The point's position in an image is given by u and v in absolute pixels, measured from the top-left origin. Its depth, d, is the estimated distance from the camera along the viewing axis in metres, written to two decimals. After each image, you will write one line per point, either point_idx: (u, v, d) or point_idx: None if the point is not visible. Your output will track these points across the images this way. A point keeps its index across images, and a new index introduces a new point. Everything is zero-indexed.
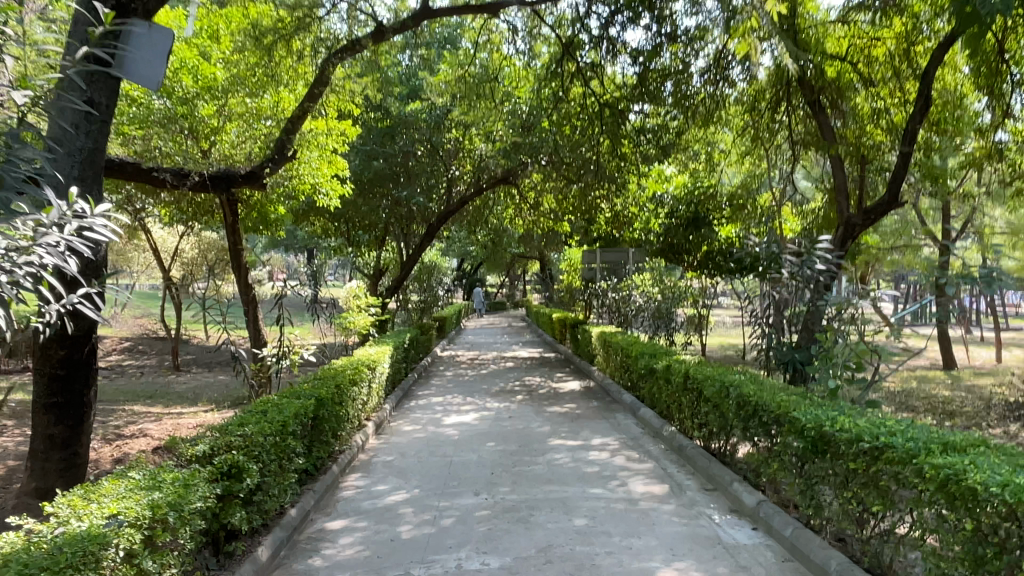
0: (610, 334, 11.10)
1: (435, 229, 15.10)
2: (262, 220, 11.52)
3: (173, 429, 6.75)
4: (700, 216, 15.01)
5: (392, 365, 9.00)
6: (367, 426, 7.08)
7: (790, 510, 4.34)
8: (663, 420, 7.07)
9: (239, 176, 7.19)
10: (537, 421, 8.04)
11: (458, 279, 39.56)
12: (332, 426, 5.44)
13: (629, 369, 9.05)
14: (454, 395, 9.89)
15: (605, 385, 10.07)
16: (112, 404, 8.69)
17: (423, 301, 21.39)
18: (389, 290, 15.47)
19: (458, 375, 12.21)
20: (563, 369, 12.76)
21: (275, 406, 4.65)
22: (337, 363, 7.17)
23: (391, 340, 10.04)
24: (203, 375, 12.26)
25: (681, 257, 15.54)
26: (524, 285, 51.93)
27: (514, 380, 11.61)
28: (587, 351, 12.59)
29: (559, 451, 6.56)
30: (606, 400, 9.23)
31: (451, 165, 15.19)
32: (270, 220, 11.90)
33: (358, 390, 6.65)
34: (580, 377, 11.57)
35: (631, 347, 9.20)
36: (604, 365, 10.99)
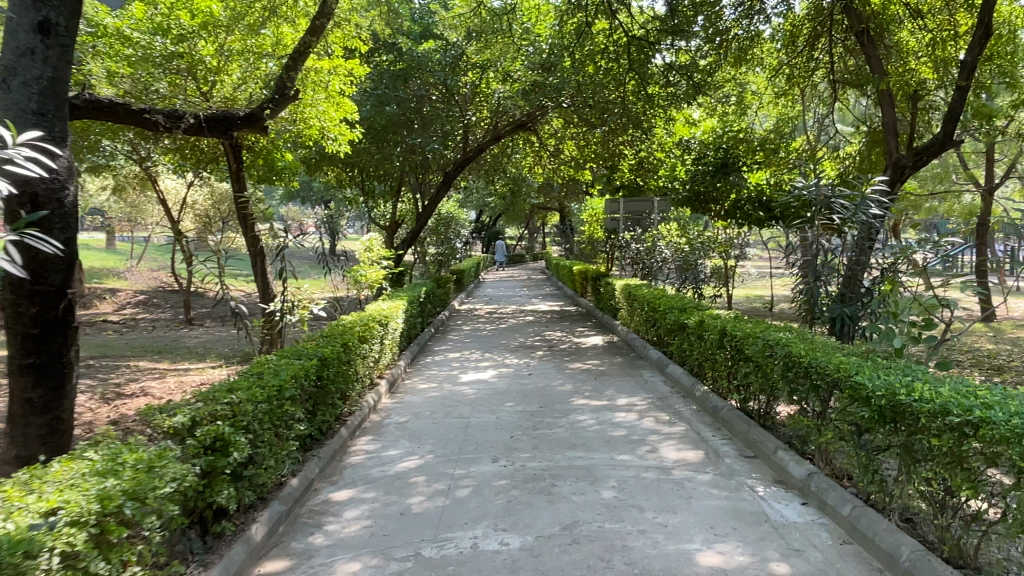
0: (634, 286, 10.59)
1: (452, 177, 14.55)
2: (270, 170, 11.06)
3: (175, 388, 6.41)
4: (729, 162, 14.99)
5: (406, 320, 8.59)
6: (378, 385, 6.69)
7: (845, 484, 3.86)
8: (694, 378, 6.61)
9: (239, 119, 6.68)
10: (558, 378, 7.61)
11: (476, 231, 39.02)
12: (338, 387, 5.03)
13: (656, 324, 8.57)
14: (471, 351, 9.48)
15: (629, 339, 9.61)
16: (118, 360, 8.40)
17: (440, 253, 20.95)
18: (404, 241, 14.96)
19: (476, 330, 11.81)
20: (585, 323, 12.31)
21: (273, 367, 4.22)
22: (346, 318, 6.76)
23: (405, 294, 9.62)
24: (215, 330, 11.98)
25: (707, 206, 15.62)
26: (543, 237, 51.28)
27: (533, 334, 11.18)
28: (609, 304, 12.11)
29: (583, 411, 6.13)
30: (632, 356, 8.78)
31: (468, 110, 14.54)
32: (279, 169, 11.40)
33: (368, 348, 6.23)
34: (603, 331, 11.12)
35: (658, 301, 8.69)
36: (627, 319, 10.51)
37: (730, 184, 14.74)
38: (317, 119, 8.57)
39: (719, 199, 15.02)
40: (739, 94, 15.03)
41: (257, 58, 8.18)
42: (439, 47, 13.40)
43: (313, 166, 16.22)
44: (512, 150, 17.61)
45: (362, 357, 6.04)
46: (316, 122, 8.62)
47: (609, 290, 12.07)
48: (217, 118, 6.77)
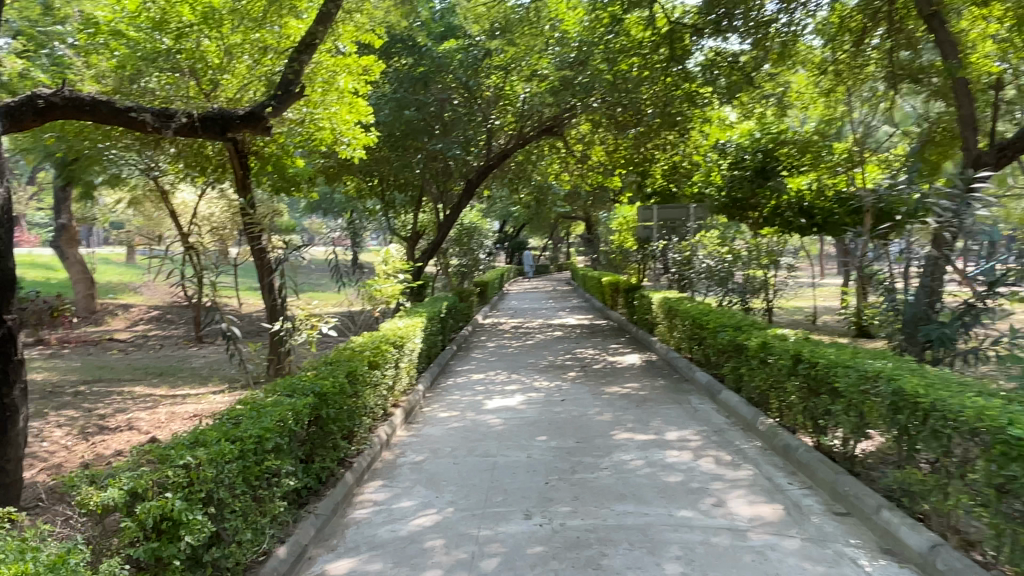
0: (674, 299, 9.69)
1: (474, 185, 13.84)
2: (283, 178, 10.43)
3: (163, 422, 5.69)
4: (770, 166, 14.12)
5: (425, 338, 7.81)
6: (393, 415, 5.90)
7: (986, 564, 2.99)
8: (755, 408, 5.74)
9: (238, 118, 5.98)
10: (595, 405, 6.77)
11: (500, 242, 38.42)
12: (342, 426, 4.23)
13: (703, 342, 7.67)
14: (497, 372, 8.67)
15: (670, 359, 8.73)
16: (114, 384, 7.76)
17: (463, 265, 20.20)
18: (424, 254, 14.20)
19: (501, 347, 10.99)
20: (619, 340, 11.43)
21: (256, 411, 3.44)
22: (356, 340, 5.99)
23: (424, 310, 8.85)
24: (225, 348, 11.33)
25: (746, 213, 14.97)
26: (568, 247, 50.48)
27: (564, 351, 10.33)
28: (645, 318, 11.24)
29: (628, 448, 5.27)
30: (675, 378, 7.89)
31: (492, 114, 13.82)
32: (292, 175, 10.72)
33: (379, 374, 5.44)
34: (640, 348, 10.26)
35: (705, 317, 7.79)
36: (667, 336, 9.60)
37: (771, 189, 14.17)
38: (329, 121, 7.81)
39: (758, 206, 14.66)
40: (782, 93, 13.92)
41: (262, 51, 7.59)
42: (460, 46, 12.70)
43: (332, 174, 15.62)
44: (537, 157, 16.90)
45: (372, 386, 5.23)
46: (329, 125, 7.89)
47: (645, 303, 11.18)
48: (212, 118, 6.03)
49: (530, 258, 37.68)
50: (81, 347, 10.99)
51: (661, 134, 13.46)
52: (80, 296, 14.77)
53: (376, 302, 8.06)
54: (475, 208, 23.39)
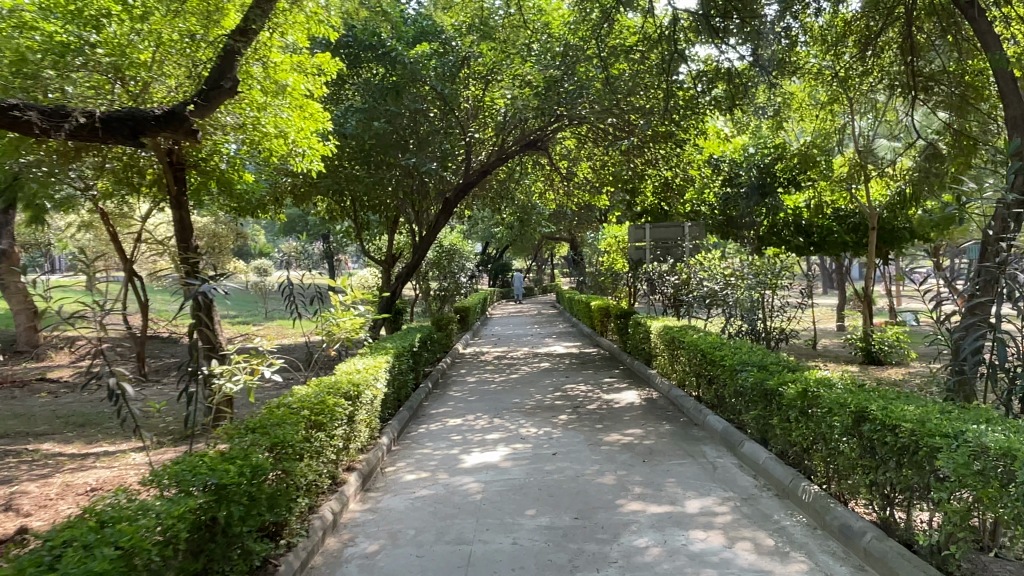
0: (676, 329, 8.61)
1: (452, 203, 12.77)
2: (232, 194, 9.26)
3: (47, 502, 4.46)
4: (768, 183, 13.68)
5: (390, 380, 6.66)
6: (343, 487, 4.71)
7: None
8: (794, 471, 4.67)
9: (152, 119, 4.89)
10: (593, 461, 5.64)
11: (483, 264, 37.30)
12: (259, 526, 3.07)
13: (715, 379, 6.59)
14: (476, 416, 7.50)
15: (674, 397, 7.64)
16: (20, 440, 6.50)
17: (443, 289, 19.03)
18: (398, 279, 13.08)
19: (482, 382, 9.83)
20: (612, 372, 10.33)
21: (104, 530, 2.28)
22: (298, 389, 4.82)
23: (392, 345, 7.67)
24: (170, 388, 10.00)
25: (741, 232, 14.45)
26: (553, 269, 49.38)
27: (553, 387, 9.20)
28: (641, 348, 10.15)
29: (640, 528, 4.14)
30: (684, 424, 6.79)
31: (470, 128, 12.85)
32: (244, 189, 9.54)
33: (323, 438, 4.29)
34: (637, 382, 9.16)
35: (715, 350, 6.70)
36: (669, 370, 8.51)
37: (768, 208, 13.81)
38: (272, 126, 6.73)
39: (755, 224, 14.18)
40: (781, 103, 13.04)
41: (188, 41, 6.65)
42: (434, 50, 11.69)
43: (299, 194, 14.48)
44: (520, 174, 15.94)
45: (309, 457, 4.05)
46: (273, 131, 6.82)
47: (641, 331, 10.10)
48: (116, 117, 4.82)
49: (516, 280, 36.60)
50: (4, 391, 9.66)
51: (654, 147, 12.52)
52: (21, 328, 13.42)
53: (335, 340, 6.86)
54: (456, 229, 22.27)
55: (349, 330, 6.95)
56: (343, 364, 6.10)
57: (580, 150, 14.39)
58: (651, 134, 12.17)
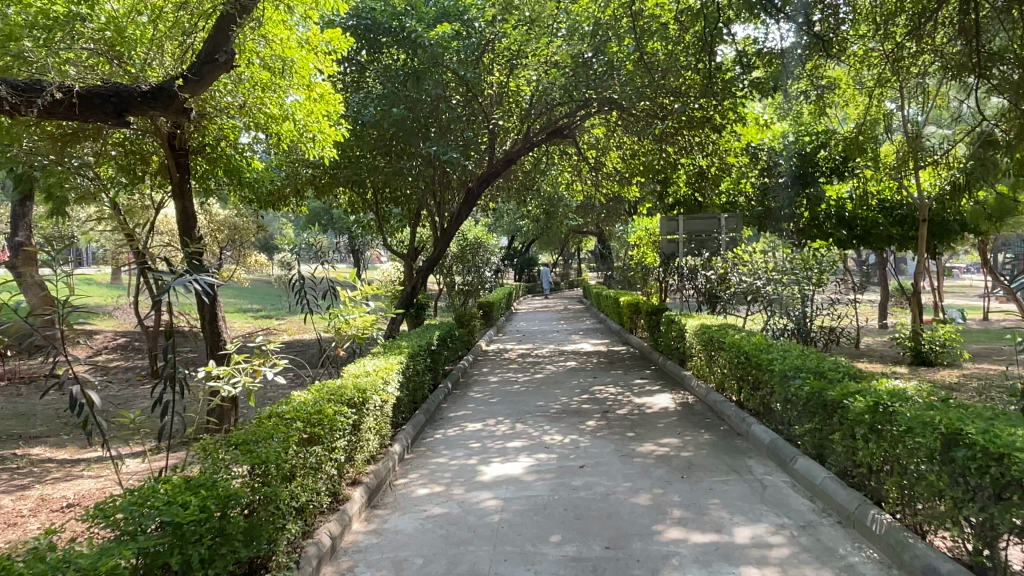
0: (714, 328, 7.98)
1: (475, 194, 12.25)
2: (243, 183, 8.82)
3: (17, 521, 4.00)
4: None
5: (404, 382, 6.13)
6: (345, 506, 4.19)
7: None
8: (861, 497, 4.04)
9: (139, 95, 4.47)
10: (626, 476, 5.05)
11: (508, 258, 36.77)
12: (229, 567, 2.57)
13: (760, 385, 5.97)
14: (498, 421, 6.94)
15: (714, 403, 7.01)
16: (13, 444, 6.11)
17: (466, 284, 18.53)
18: (418, 273, 12.61)
19: (504, 382, 9.28)
20: (643, 372, 9.70)
21: None
22: (296, 396, 4.31)
23: (407, 343, 7.17)
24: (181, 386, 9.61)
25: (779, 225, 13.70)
26: (580, 264, 48.72)
27: (580, 388, 8.61)
28: (674, 348, 9.54)
29: (683, 563, 3.56)
30: (725, 434, 6.18)
31: (494, 115, 12.31)
32: (254, 177, 9.10)
33: (319, 453, 3.77)
34: (671, 385, 8.54)
35: (760, 352, 6.08)
36: (706, 373, 7.89)
37: (810, 198, 13.50)
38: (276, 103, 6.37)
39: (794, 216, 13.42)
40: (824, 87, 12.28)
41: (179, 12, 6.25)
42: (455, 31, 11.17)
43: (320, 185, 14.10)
44: (546, 164, 15.37)
45: (301, 475, 3.53)
46: (277, 108, 6.45)
47: (674, 329, 9.48)
48: (98, 92, 4.40)
49: (543, 275, 35.97)
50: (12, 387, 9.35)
51: (688, 133, 11.85)
52: None
53: (346, 338, 6.38)
54: (480, 222, 21.78)
55: (361, 326, 6.44)
56: (351, 365, 5.58)
57: (610, 138, 13.77)
58: (686, 119, 11.51)
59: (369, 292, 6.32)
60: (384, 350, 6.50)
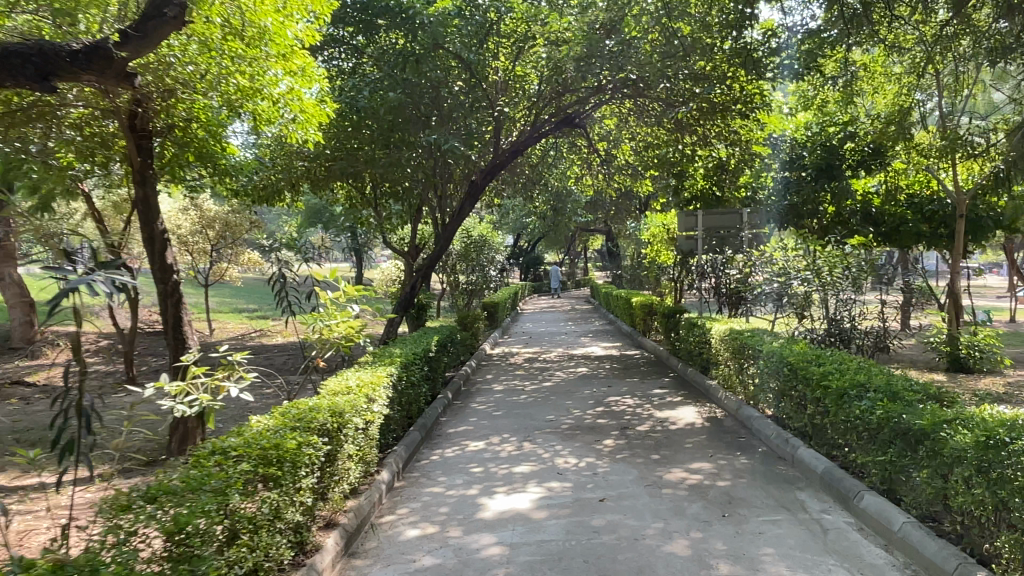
0: (745, 333, 7.13)
1: (478, 188, 11.43)
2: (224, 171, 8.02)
3: None
4: (836, 165, 11.93)
5: (395, 398, 5.31)
6: (314, 559, 3.37)
7: None
8: (961, 553, 3.20)
9: (67, 55, 3.64)
10: (657, 514, 4.22)
11: (514, 257, 36.04)
12: None
13: (809, 401, 5.13)
14: (504, 440, 6.11)
15: (749, 419, 6.16)
16: None
17: (470, 284, 17.70)
18: (417, 272, 11.76)
19: (510, 391, 8.43)
20: (661, 380, 8.86)
21: None
22: (256, 424, 3.50)
23: (400, 350, 6.35)
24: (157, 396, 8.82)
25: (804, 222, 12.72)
26: (586, 263, 47.97)
27: (594, 399, 7.76)
28: (695, 354, 8.72)
29: None
30: (765, 459, 5.34)
31: (499, 101, 11.51)
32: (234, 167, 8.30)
33: (275, 501, 2.96)
34: (695, 395, 7.70)
35: (808, 364, 5.24)
36: (737, 384, 7.05)
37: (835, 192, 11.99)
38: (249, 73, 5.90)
39: (820, 212, 12.47)
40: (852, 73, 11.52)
41: None
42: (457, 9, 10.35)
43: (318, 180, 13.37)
44: (554, 156, 14.61)
45: (248, 533, 2.73)
46: (250, 79, 5.97)
47: (696, 335, 8.65)
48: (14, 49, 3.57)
49: (550, 274, 35.12)
50: None
51: (708, 121, 11.02)
52: (15, 323, 12.45)
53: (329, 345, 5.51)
54: (486, 219, 20.96)
55: (348, 330, 5.54)
56: (331, 379, 4.75)
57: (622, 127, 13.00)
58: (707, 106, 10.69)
59: (358, 289, 5.50)
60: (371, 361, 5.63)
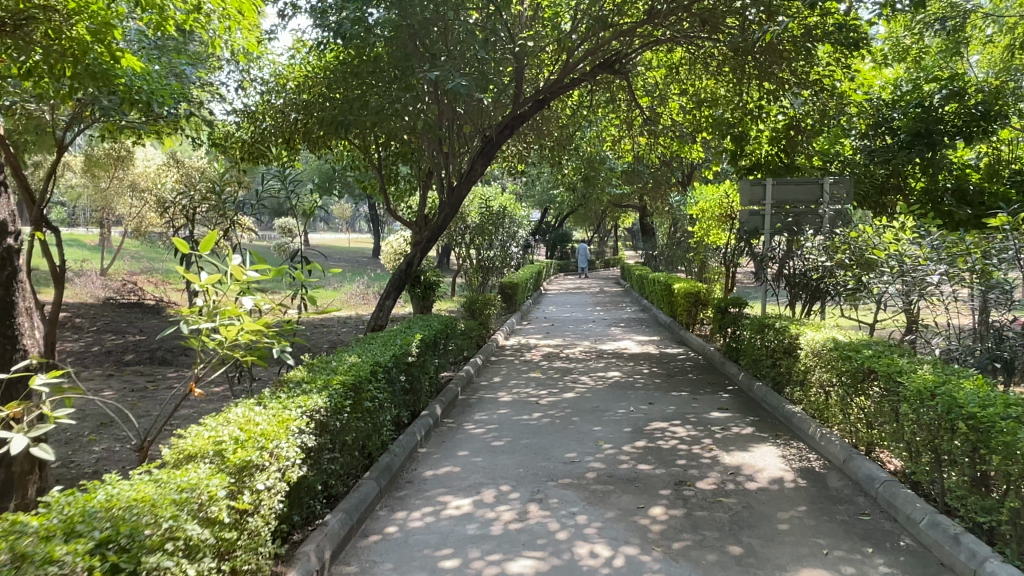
0: (853, 343, 5.05)
1: (494, 143, 9.48)
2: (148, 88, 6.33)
3: None
4: (936, 132, 9.29)
5: (324, 447, 3.34)
6: None
7: None
8: None
9: None
10: None
11: (540, 234, 34.05)
12: None
13: (1012, 487, 3.02)
14: (499, 497, 4.13)
15: (876, 484, 4.10)
16: None
17: (486, 260, 15.61)
18: (416, 244, 9.67)
19: (521, 406, 6.44)
20: (720, 398, 6.77)
21: None
22: None
23: (355, 357, 4.40)
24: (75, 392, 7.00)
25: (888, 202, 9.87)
26: (616, 243, 45.73)
27: (632, 424, 5.72)
28: (767, 365, 6.63)
29: None
30: (921, 567, 3.28)
31: (523, 35, 9.45)
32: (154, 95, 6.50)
33: None
34: (772, 427, 5.61)
35: (1011, 423, 3.14)
36: (841, 418, 4.96)
37: (929, 163, 9.30)
38: None
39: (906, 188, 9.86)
40: (953, 21, 9.78)
41: None
42: None
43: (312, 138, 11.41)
44: (589, 117, 12.60)
45: None
46: None
47: (770, 338, 6.53)
48: None
49: (578, 254, 32.72)
50: None
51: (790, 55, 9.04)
52: None
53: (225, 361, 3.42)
54: (509, 191, 18.89)
55: (260, 331, 3.30)
56: (195, 429, 2.78)
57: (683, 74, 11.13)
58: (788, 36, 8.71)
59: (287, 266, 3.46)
60: (294, 384, 3.60)
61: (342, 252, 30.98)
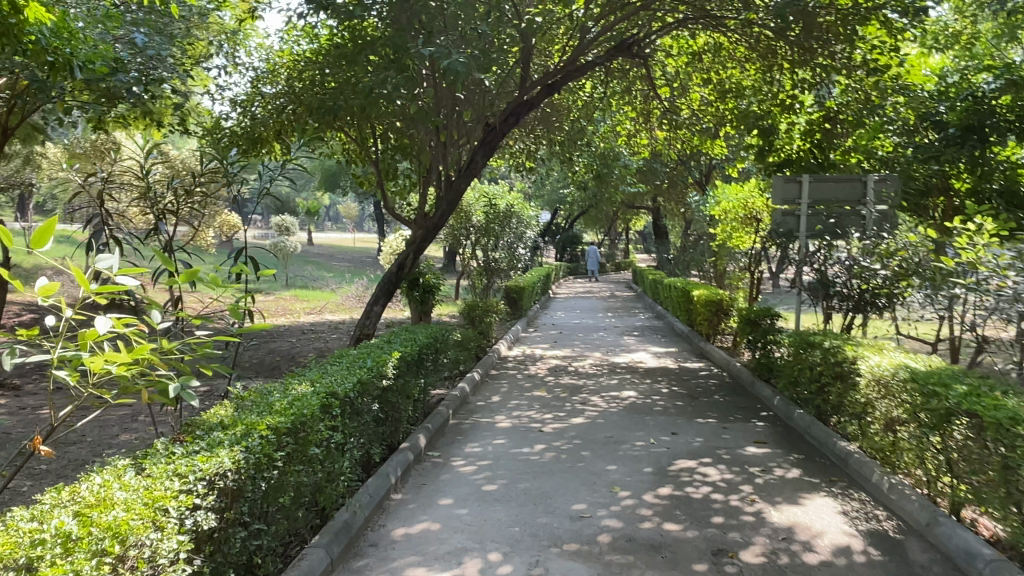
0: (932, 375, 4.06)
1: (499, 132, 8.53)
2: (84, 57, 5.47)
3: None
4: (987, 125, 7.85)
5: (232, 526, 2.38)
6: None
7: None
8: None
9: None
10: None
11: (548, 236, 33.07)
12: None
13: None
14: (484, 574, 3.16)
15: (983, 567, 3.13)
16: None
17: (491, 263, 14.65)
18: (410, 243, 8.71)
19: (522, 435, 5.47)
20: (755, 427, 5.78)
21: None
22: None
23: (305, 387, 3.46)
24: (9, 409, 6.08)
25: (930, 205, 8.69)
26: (627, 246, 44.71)
27: (654, 463, 4.74)
28: (810, 390, 5.64)
29: None
30: None
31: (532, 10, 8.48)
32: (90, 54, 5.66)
33: None
34: (825, 470, 4.63)
35: None
36: (917, 466, 3.98)
37: (979, 162, 7.91)
38: None
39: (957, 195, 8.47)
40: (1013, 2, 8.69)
41: None
42: None
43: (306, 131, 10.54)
44: (603, 109, 11.64)
45: None
46: None
47: (814, 358, 5.54)
48: None
49: (589, 256, 31.62)
50: None
51: (834, 34, 8.07)
52: None
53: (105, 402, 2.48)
54: (517, 190, 17.94)
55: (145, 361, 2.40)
56: (12, 516, 1.84)
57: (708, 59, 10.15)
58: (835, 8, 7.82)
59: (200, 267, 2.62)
60: (203, 429, 2.66)
61: (345, 252, 30.17)
